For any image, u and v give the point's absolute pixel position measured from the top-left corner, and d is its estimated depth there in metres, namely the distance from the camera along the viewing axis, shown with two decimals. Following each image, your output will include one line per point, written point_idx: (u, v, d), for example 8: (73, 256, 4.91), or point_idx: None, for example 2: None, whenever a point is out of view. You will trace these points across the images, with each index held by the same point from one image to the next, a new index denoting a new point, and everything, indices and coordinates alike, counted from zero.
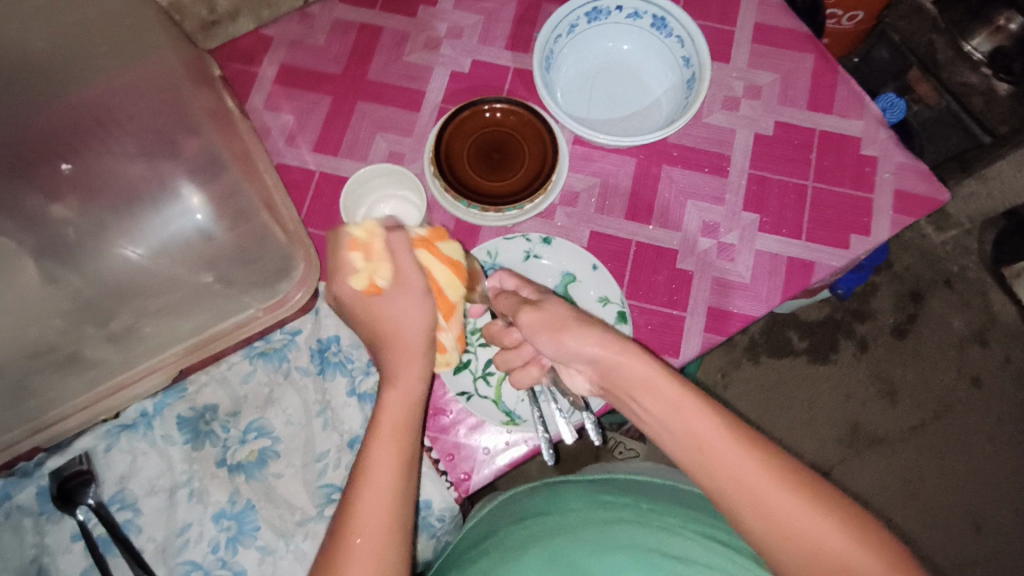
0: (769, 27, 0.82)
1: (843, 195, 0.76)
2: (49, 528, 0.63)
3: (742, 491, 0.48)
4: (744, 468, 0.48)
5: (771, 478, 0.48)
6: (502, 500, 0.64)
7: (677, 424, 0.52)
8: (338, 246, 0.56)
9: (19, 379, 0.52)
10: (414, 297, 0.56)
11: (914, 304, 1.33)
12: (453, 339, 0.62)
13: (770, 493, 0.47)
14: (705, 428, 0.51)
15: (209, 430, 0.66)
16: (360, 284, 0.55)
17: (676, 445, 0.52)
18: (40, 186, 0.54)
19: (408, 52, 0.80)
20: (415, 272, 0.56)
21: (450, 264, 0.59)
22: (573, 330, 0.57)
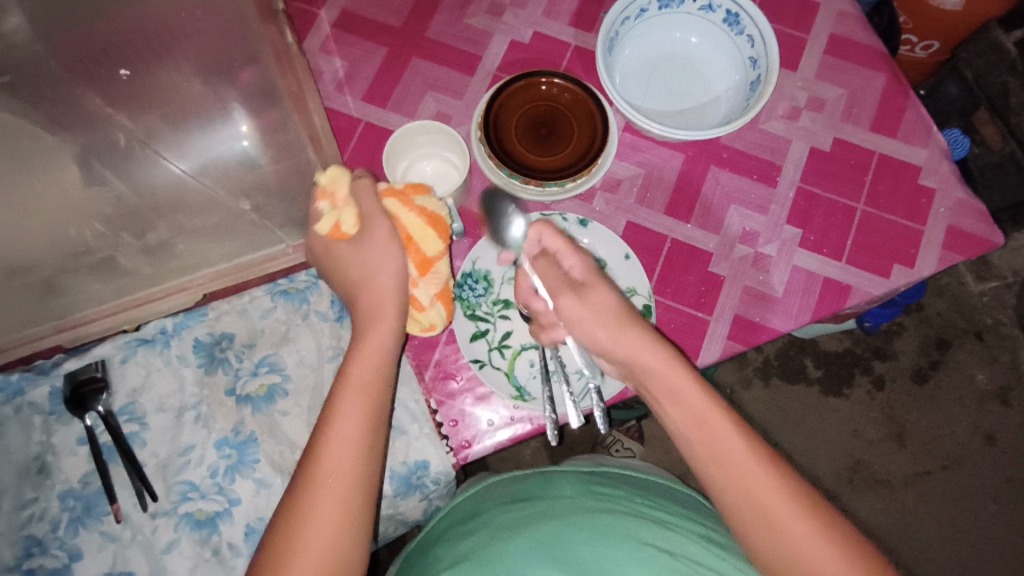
0: (843, 40, 0.79)
1: (892, 223, 0.74)
2: (57, 428, 0.64)
3: (753, 508, 0.48)
4: (762, 486, 0.48)
5: (783, 496, 0.47)
6: (483, 487, 0.64)
7: (697, 435, 0.51)
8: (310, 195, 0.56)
9: (50, 275, 0.54)
10: (377, 240, 0.56)
11: (940, 350, 1.30)
12: (430, 296, 0.59)
13: (782, 517, 0.47)
14: (732, 443, 0.50)
15: (224, 358, 0.67)
16: (324, 226, 0.55)
17: (692, 452, 0.52)
18: (100, 91, 0.55)
19: (471, 14, 0.79)
20: (379, 218, 0.56)
21: (431, 219, 0.58)
22: (609, 328, 0.55)
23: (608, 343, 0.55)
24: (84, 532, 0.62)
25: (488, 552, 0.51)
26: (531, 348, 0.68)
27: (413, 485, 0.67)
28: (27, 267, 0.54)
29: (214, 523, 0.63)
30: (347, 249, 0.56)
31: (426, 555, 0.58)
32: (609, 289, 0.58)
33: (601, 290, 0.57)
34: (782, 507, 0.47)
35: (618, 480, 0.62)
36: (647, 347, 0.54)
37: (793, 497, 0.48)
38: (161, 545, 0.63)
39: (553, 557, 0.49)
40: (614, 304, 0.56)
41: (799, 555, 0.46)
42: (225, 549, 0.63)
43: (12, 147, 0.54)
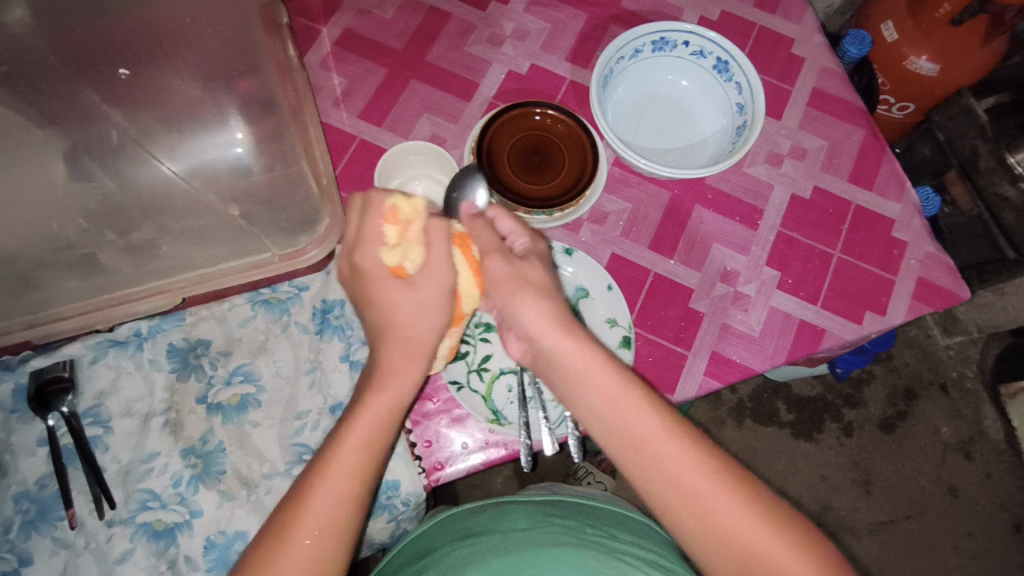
0: (825, 94, 0.83)
1: (866, 271, 0.76)
2: (17, 427, 0.62)
3: (676, 490, 0.47)
4: (682, 464, 0.47)
5: (713, 480, 0.47)
6: (440, 519, 0.63)
7: (616, 422, 0.50)
8: (375, 214, 0.55)
9: (28, 269, 0.53)
10: (432, 288, 0.54)
11: (907, 400, 1.33)
12: (449, 347, 0.62)
13: (707, 494, 0.46)
14: (647, 427, 0.49)
15: (197, 365, 0.66)
16: (389, 260, 0.55)
17: (614, 447, 0.50)
18: (94, 83, 0.56)
19: (471, 42, 0.81)
20: (444, 268, 0.55)
21: (477, 269, 0.57)
22: (524, 292, 0.53)
23: (521, 319, 0.53)
24: (35, 537, 0.60)
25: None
26: (510, 372, 0.68)
27: (382, 504, 0.65)
28: (5, 259, 0.53)
29: (172, 535, 0.61)
30: (396, 289, 0.54)
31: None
32: (539, 264, 0.57)
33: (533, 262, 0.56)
34: (708, 486, 0.47)
35: (575, 509, 0.62)
36: (566, 332, 0.52)
37: (713, 471, 0.47)
38: (115, 555, 0.60)
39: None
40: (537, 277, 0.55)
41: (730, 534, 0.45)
42: (182, 562, 0.60)
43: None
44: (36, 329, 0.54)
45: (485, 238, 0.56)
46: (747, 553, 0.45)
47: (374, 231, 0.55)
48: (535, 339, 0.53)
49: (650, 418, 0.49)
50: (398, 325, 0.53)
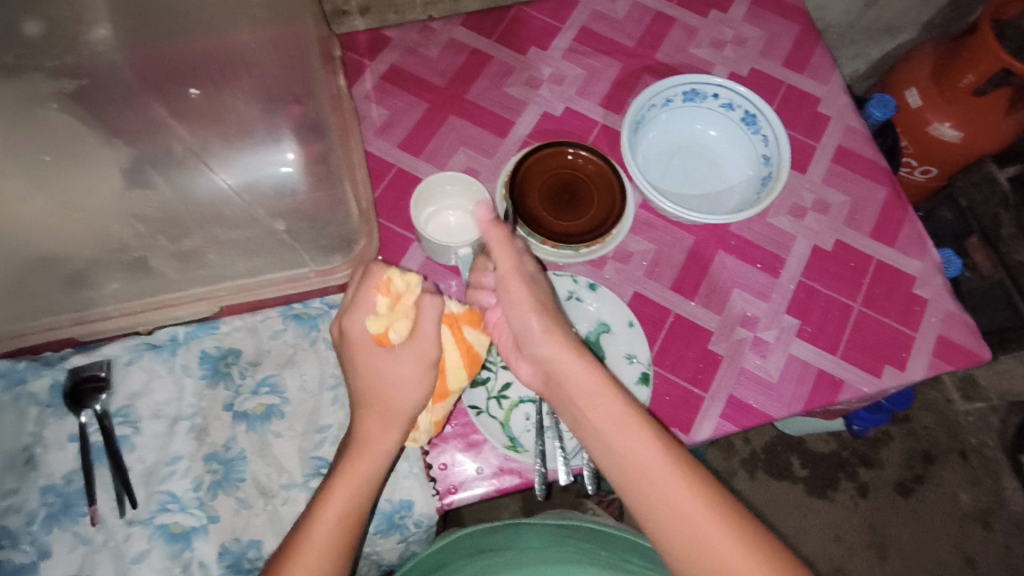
0: (849, 151, 0.85)
1: (886, 325, 0.77)
2: (51, 421, 0.64)
3: (671, 517, 0.49)
4: (681, 494, 0.49)
5: (704, 509, 0.49)
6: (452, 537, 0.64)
7: (616, 443, 0.52)
8: (369, 282, 0.56)
9: (82, 268, 0.57)
10: (420, 362, 0.55)
11: (925, 465, 1.31)
12: (428, 422, 0.61)
13: (700, 522, 0.48)
14: (648, 452, 0.51)
15: (227, 373, 0.68)
16: (374, 328, 0.55)
17: (613, 467, 0.52)
18: (166, 99, 0.60)
19: (509, 84, 0.85)
20: (431, 344, 0.56)
21: (467, 352, 0.61)
22: (525, 307, 0.58)
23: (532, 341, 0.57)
24: (57, 530, 0.61)
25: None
26: (529, 402, 0.69)
27: (394, 524, 0.66)
28: (60, 258, 0.57)
29: (188, 539, 0.62)
30: (382, 360, 0.55)
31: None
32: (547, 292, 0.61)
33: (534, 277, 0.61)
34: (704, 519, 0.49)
35: (589, 533, 0.63)
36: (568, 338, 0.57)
37: (709, 502, 0.49)
38: (131, 554, 0.61)
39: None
40: (542, 298, 0.59)
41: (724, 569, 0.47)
42: (195, 567, 0.61)
43: (73, 150, 0.58)
44: (82, 325, 0.56)
45: (505, 259, 0.59)
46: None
47: (365, 301, 0.56)
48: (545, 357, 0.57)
49: (649, 439, 0.52)
50: (381, 392, 0.55)
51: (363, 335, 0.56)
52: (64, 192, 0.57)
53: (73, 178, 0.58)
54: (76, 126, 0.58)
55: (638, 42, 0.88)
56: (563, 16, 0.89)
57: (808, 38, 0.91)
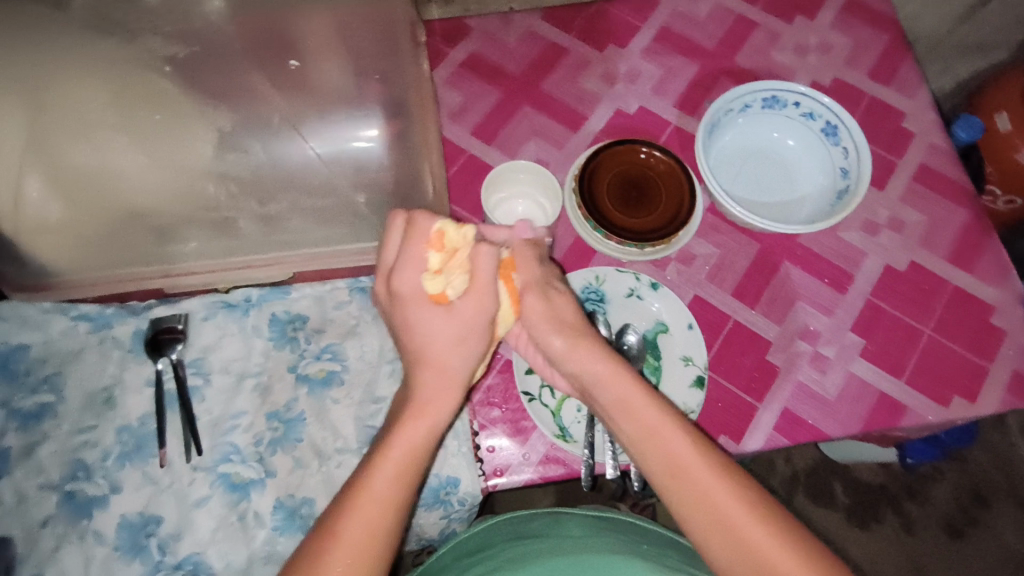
0: (933, 171, 0.82)
1: (958, 353, 0.74)
2: (131, 365, 0.69)
3: (716, 522, 0.47)
4: (720, 493, 0.48)
5: (751, 513, 0.47)
6: (492, 522, 0.65)
7: (654, 446, 0.51)
8: (416, 239, 0.52)
9: (175, 222, 0.61)
10: (481, 313, 0.53)
11: (977, 506, 1.25)
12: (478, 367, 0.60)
13: (748, 527, 0.46)
14: (683, 451, 0.50)
15: (294, 337, 0.71)
16: (432, 287, 0.52)
17: (650, 469, 0.51)
18: (269, 70, 0.63)
19: (585, 78, 0.85)
20: (491, 296, 0.54)
21: (512, 298, 0.59)
22: (546, 324, 0.58)
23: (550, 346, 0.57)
24: (129, 468, 0.65)
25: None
26: None
27: (438, 499, 0.68)
28: (157, 212, 0.61)
29: (246, 490, 0.65)
30: (441, 319, 0.52)
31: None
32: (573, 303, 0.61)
33: (554, 292, 0.60)
34: (747, 519, 0.47)
35: (627, 527, 0.64)
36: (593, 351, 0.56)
37: (750, 502, 0.48)
38: (193, 498, 0.64)
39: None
40: (567, 312, 0.59)
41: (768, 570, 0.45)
42: (250, 517, 0.64)
43: (175, 110, 0.61)
44: (169, 276, 0.61)
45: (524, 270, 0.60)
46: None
47: (415, 256, 0.52)
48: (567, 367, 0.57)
49: (688, 441, 0.50)
50: (433, 350, 0.52)
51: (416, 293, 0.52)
52: (160, 151, 0.60)
53: (172, 137, 0.61)
54: (175, 90, 0.62)
55: (719, 44, 0.87)
56: (644, 14, 0.89)
57: (897, 51, 0.88)
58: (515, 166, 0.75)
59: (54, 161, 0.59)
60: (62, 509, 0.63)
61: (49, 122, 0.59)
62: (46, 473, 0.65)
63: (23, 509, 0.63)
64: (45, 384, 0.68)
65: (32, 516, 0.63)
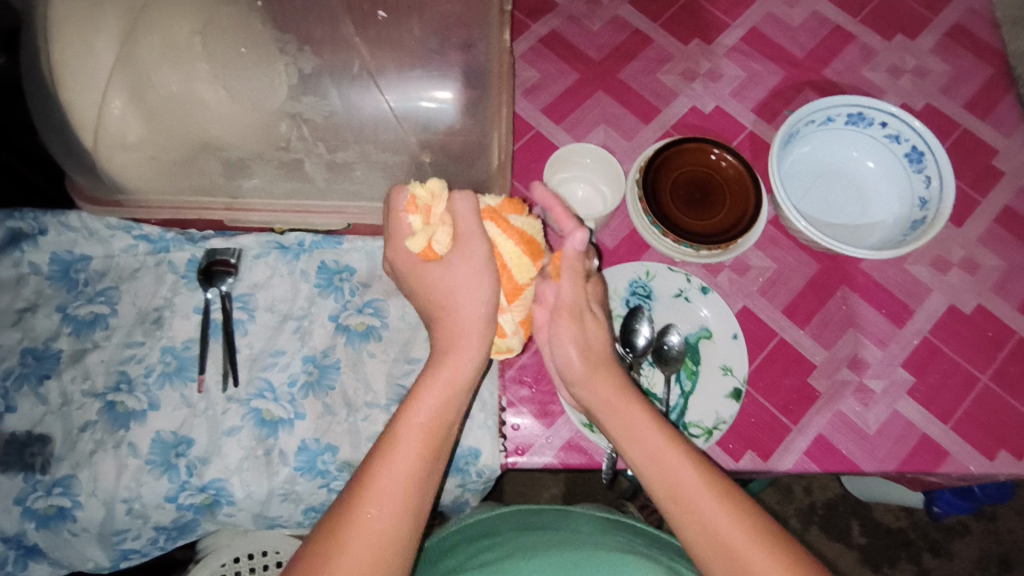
0: (1018, 215, 0.78)
1: (1013, 408, 0.71)
2: (182, 291, 0.71)
3: (712, 540, 0.49)
4: (716, 517, 0.50)
5: (746, 532, 0.49)
6: (499, 510, 0.65)
7: (654, 467, 0.53)
8: (397, 208, 0.57)
9: (245, 157, 0.63)
10: (469, 262, 0.54)
11: (1000, 571, 1.21)
12: (512, 323, 0.57)
13: (742, 545, 0.48)
14: (686, 476, 0.52)
15: (339, 287, 0.72)
16: (417, 245, 0.55)
17: (653, 492, 0.53)
18: (356, 18, 0.64)
19: (664, 71, 0.83)
20: (476, 238, 0.54)
21: (522, 241, 0.55)
22: (571, 350, 0.58)
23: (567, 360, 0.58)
24: (168, 388, 0.67)
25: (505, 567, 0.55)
26: None
27: (458, 467, 0.68)
28: (231, 147, 0.62)
29: (275, 427, 0.67)
30: (435, 270, 0.56)
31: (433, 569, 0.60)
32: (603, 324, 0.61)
33: (590, 319, 0.59)
34: (749, 546, 0.48)
35: (635, 529, 0.64)
36: (613, 385, 0.57)
37: (750, 529, 0.49)
38: (224, 427, 0.66)
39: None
40: (597, 346, 0.59)
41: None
42: (276, 454, 0.66)
43: (263, 48, 0.61)
44: (232, 210, 0.64)
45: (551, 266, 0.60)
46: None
47: (402, 224, 0.57)
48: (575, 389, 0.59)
49: (685, 460, 0.52)
50: (446, 309, 0.55)
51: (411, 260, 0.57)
52: (240, 86, 0.61)
53: (253, 75, 0.61)
54: (263, 29, 0.62)
55: (809, 53, 0.84)
56: (736, 13, 0.86)
57: (999, 85, 0.83)
58: (580, 150, 0.74)
59: (140, 83, 0.59)
60: (102, 416, 0.66)
61: (138, 45, 0.59)
62: (91, 380, 0.67)
63: (66, 411, 0.66)
64: (102, 297, 0.70)
65: (73, 419, 0.66)
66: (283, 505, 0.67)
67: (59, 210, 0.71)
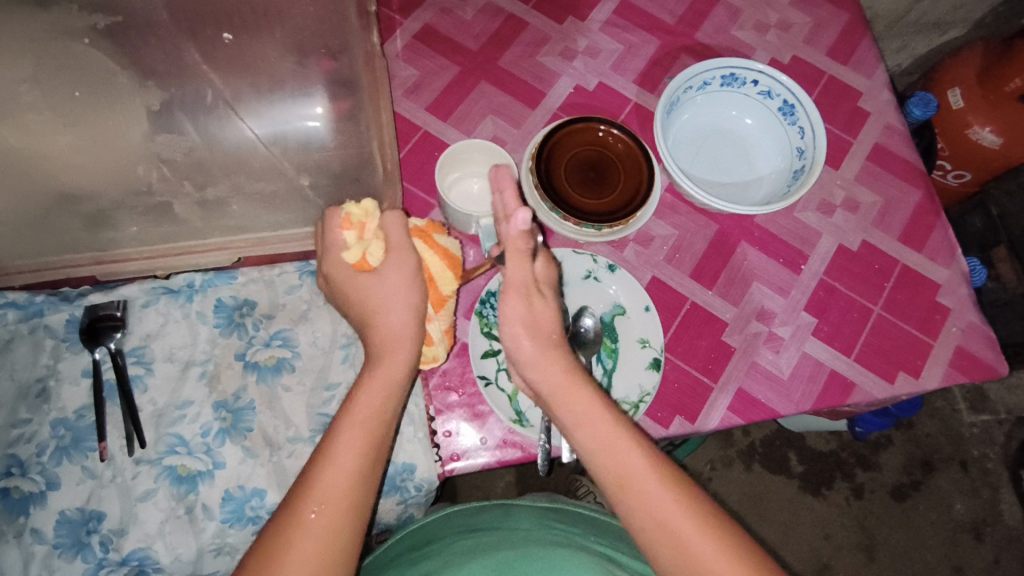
0: (886, 149, 0.83)
1: (905, 331, 0.76)
2: (66, 356, 0.65)
3: (662, 530, 0.50)
4: (664, 505, 0.51)
5: (691, 519, 0.50)
6: (443, 514, 0.67)
7: (605, 458, 0.53)
8: (329, 225, 0.55)
9: (105, 207, 0.58)
10: (403, 272, 0.54)
11: (923, 472, 1.31)
12: (440, 332, 0.59)
13: (689, 536, 0.50)
14: (637, 465, 0.52)
15: (241, 324, 0.68)
16: (351, 258, 0.54)
17: (603, 481, 0.53)
18: (202, 44, 0.60)
19: (543, 53, 0.83)
20: (408, 252, 0.55)
21: (449, 259, 0.58)
22: (520, 329, 0.56)
23: (519, 344, 0.56)
24: (66, 463, 0.62)
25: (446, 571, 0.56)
26: None
27: (395, 485, 0.67)
28: (89, 196, 0.58)
29: (194, 482, 0.63)
30: (393, 274, 0.54)
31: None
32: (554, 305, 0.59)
33: (538, 297, 0.58)
34: (697, 531, 0.50)
35: (573, 517, 0.67)
36: (555, 360, 0.56)
37: (697, 512, 0.51)
38: (137, 493, 0.62)
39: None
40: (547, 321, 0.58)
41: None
42: (199, 510, 0.62)
43: (114, 86, 0.58)
44: (103, 265, 0.57)
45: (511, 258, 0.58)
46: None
47: (336, 238, 0.55)
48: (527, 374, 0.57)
49: (636, 450, 0.53)
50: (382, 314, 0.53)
51: (344, 273, 0.55)
52: (91, 130, 0.58)
53: (102, 115, 0.58)
54: (107, 65, 0.58)
55: (679, 19, 0.86)
56: None
57: (855, 29, 0.88)
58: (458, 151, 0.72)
59: None
60: None
61: None
62: None
63: None
64: None
65: None
66: (218, 560, 0.62)
67: None
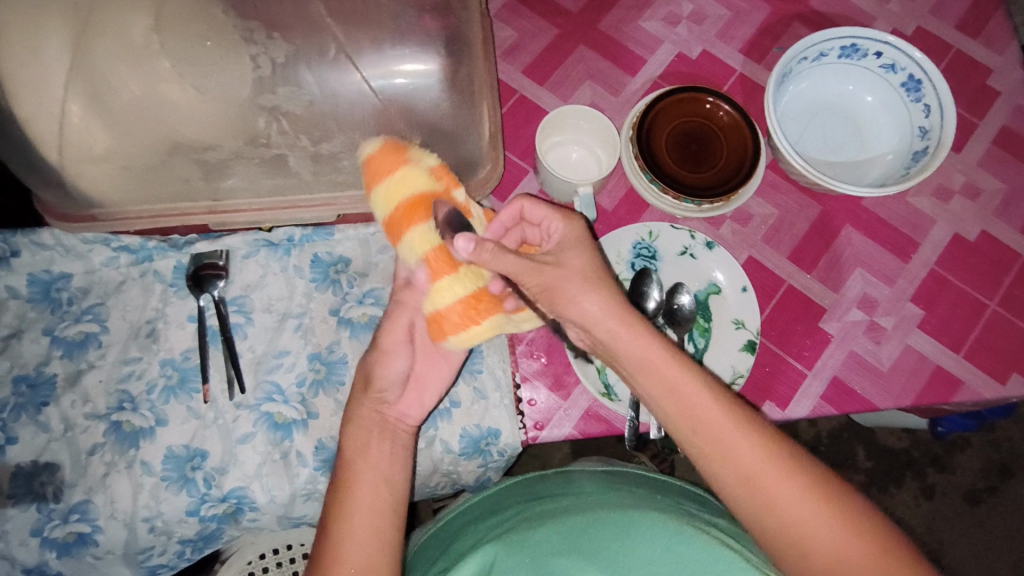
0: (1015, 133, 0.77)
1: (1020, 329, 0.71)
2: (173, 300, 0.68)
3: (738, 472, 0.46)
4: (737, 446, 0.46)
5: (765, 459, 0.46)
6: (508, 483, 0.64)
7: (666, 396, 0.48)
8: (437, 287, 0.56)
9: (226, 158, 0.62)
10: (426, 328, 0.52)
11: (1001, 477, 1.25)
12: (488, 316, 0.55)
13: (765, 475, 0.45)
14: (707, 408, 0.47)
15: (336, 280, 0.69)
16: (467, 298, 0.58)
17: (666, 419, 0.49)
18: None
19: (646, 18, 0.79)
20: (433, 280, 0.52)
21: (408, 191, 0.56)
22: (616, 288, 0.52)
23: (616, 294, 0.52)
24: (174, 402, 0.65)
25: (513, 538, 0.53)
26: None
27: (479, 449, 0.67)
28: (209, 146, 0.61)
29: (289, 429, 0.65)
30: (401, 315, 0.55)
31: (449, 548, 0.59)
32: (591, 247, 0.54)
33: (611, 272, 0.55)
34: (766, 469, 0.46)
35: (636, 479, 0.63)
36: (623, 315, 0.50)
37: (776, 458, 0.46)
38: (237, 435, 0.65)
39: (583, 552, 0.50)
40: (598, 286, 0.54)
41: (794, 523, 0.45)
42: (293, 456, 0.65)
43: (228, 38, 0.61)
44: (215, 213, 0.62)
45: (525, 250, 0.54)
46: (801, 539, 0.44)
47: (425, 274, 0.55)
48: (588, 326, 0.50)
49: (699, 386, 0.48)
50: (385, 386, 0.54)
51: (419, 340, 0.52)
52: (209, 82, 0.60)
53: (223, 67, 0.61)
54: (223, 16, 0.61)
55: None
56: None
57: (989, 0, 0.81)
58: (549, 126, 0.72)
59: (101, 88, 0.58)
60: (109, 438, 0.64)
61: (92, 45, 0.58)
62: (92, 403, 0.65)
63: (70, 436, 0.64)
64: (89, 315, 0.67)
65: (79, 444, 0.64)
66: (308, 504, 0.66)
67: (29, 229, 0.68)
